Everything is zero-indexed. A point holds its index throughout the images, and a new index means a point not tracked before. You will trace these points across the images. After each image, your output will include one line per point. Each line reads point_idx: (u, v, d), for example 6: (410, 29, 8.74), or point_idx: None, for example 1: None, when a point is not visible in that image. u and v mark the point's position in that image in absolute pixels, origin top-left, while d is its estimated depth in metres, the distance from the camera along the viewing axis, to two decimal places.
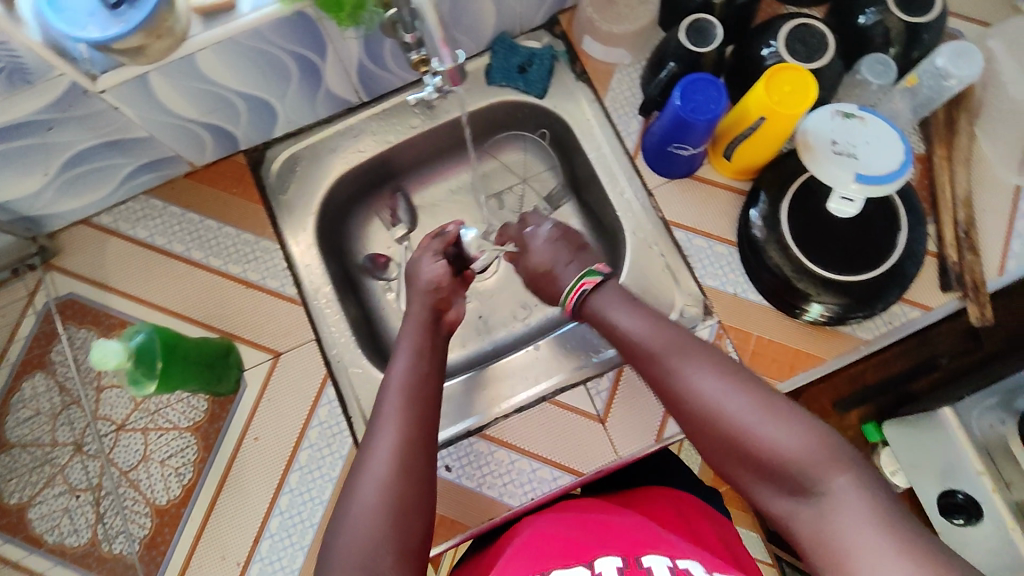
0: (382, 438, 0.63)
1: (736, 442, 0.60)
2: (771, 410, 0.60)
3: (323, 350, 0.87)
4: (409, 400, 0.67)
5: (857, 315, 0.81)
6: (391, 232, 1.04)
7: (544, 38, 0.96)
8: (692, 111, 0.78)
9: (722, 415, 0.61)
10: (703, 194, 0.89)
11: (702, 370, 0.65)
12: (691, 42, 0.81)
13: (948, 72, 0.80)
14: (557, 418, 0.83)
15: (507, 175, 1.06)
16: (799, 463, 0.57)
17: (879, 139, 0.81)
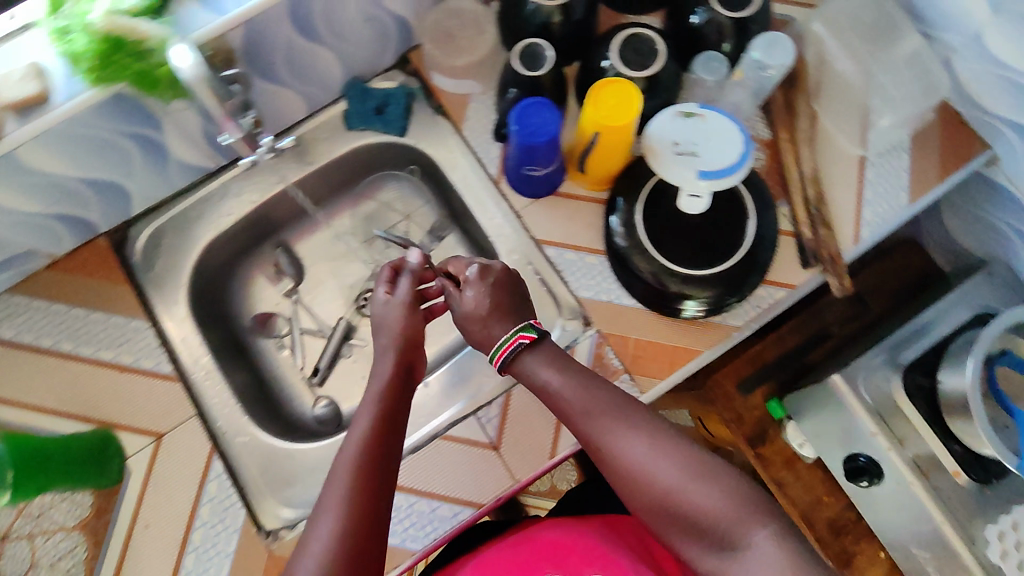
0: (323, 520, 0.56)
1: (665, 501, 0.61)
2: (700, 471, 0.61)
3: (208, 424, 0.85)
4: (360, 469, 0.60)
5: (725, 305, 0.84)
6: (278, 288, 1.02)
7: (398, 77, 0.96)
8: (529, 135, 0.78)
9: (654, 479, 0.62)
10: (569, 210, 0.90)
11: (629, 433, 0.64)
12: (523, 67, 0.82)
13: (765, 63, 0.85)
14: (451, 453, 0.83)
15: (390, 215, 1.04)
16: (722, 523, 0.59)
17: (718, 133, 0.83)
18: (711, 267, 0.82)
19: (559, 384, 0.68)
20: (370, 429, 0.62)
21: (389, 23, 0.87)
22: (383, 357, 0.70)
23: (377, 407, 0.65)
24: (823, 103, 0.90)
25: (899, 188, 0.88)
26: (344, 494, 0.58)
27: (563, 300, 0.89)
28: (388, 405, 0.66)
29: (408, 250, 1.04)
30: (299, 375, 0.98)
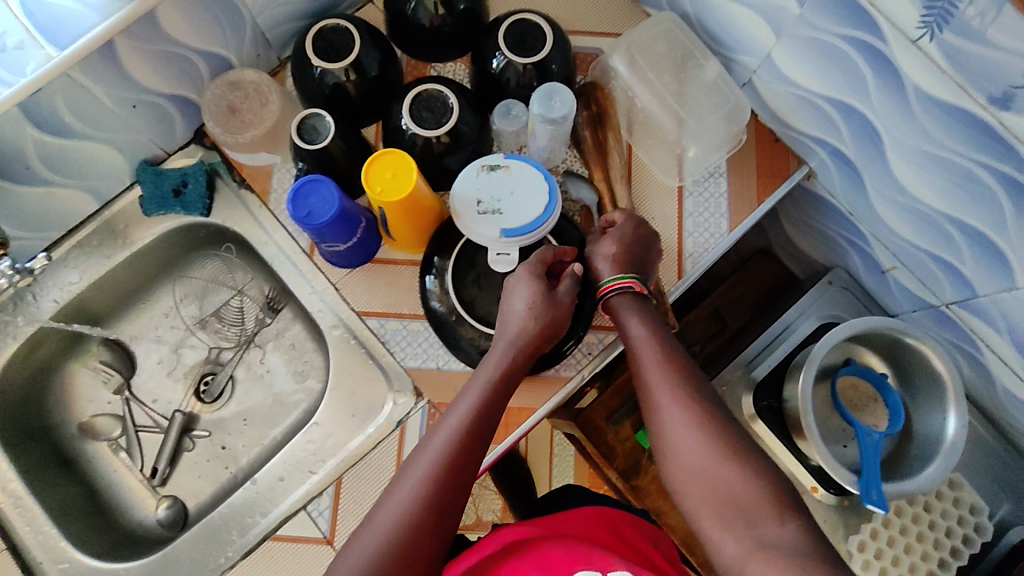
0: (406, 481, 0.67)
1: (700, 477, 0.66)
2: (741, 466, 0.65)
3: (21, 553, 0.82)
4: (443, 457, 0.68)
5: (552, 360, 0.82)
6: (107, 386, 0.95)
7: (197, 151, 0.91)
8: (307, 217, 0.74)
9: (688, 455, 0.67)
10: (388, 276, 0.86)
11: (678, 408, 0.69)
12: (301, 142, 0.78)
13: (548, 115, 0.81)
14: (283, 554, 0.78)
15: (221, 291, 0.99)
16: (746, 506, 0.63)
17: (524, 183, 0.80)
18: None
19: (650, 353, 0.73)
20: (467, 403, 0.71)
21: (162, 102, 0.83)
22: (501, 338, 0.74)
23: (490, 384, 0.72)
24: (635, 137, 0.89)
25: (719, 215, 0.86)
26: (420, 476, 0.67)
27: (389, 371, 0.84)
28: (513, 373, 0.73)
29: (244, 325, 0.98)
30: (138, 476, 0.93)
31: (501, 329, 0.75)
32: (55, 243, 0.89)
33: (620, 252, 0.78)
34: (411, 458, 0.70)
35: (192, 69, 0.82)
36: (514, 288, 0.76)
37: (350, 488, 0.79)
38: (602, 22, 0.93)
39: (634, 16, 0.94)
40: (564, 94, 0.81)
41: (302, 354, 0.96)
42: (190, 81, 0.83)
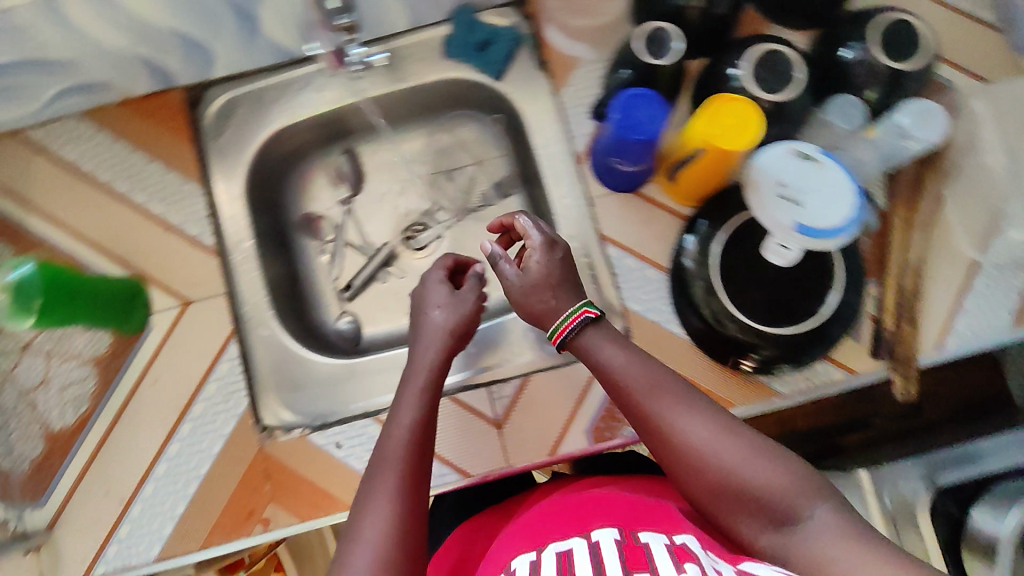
0: (374, 505, 0.49)
1: (716, 475, 0.48)
2: (758, 442, 0.49)
3: (232, 307, 0.86)
4: (406, 467, 0.52)
5: (776, 367, 0.79)
6: (334, 194, 0.98)
7: (510, 16, 0.89)
8: (627, 128, 0.74)
9: (726, 466, 0.48)
10: (646, 216, 0.84)
11: (691, 413, 0.51)
12: (643, 55, 0.77)
13: (908, 132, 0.77)
14: (451, 416, 0.83)
15: (462, 156, 1.01)
16: (800, 535, 0.45)
17: (831, 184, 0.71)
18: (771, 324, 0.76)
19: (619, 356, 0.55)
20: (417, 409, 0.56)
21: None
22: (428, 344, 0.63)
23: (433, 400, 0.59)
24: (953, 190, 0.80)
25: (1002, 309, 0.79)
26: (392, 494, 0.50)
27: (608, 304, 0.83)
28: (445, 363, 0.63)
29: (469, 197, 1.00)
30: (331, 284, 0.95)
31: (421, 335, 0.65)
32: (351, 47, 0.90)
33: (546, 279, 0.60)
34: (377, 445, 0.55)
35: None
36: (435, 288, 0.68)
37: (534, 390, 0.83)
38: (975, 57, 0.84)
39: (1010, 64, 0.83)
40: (935, 115, 0.76)
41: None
42: None
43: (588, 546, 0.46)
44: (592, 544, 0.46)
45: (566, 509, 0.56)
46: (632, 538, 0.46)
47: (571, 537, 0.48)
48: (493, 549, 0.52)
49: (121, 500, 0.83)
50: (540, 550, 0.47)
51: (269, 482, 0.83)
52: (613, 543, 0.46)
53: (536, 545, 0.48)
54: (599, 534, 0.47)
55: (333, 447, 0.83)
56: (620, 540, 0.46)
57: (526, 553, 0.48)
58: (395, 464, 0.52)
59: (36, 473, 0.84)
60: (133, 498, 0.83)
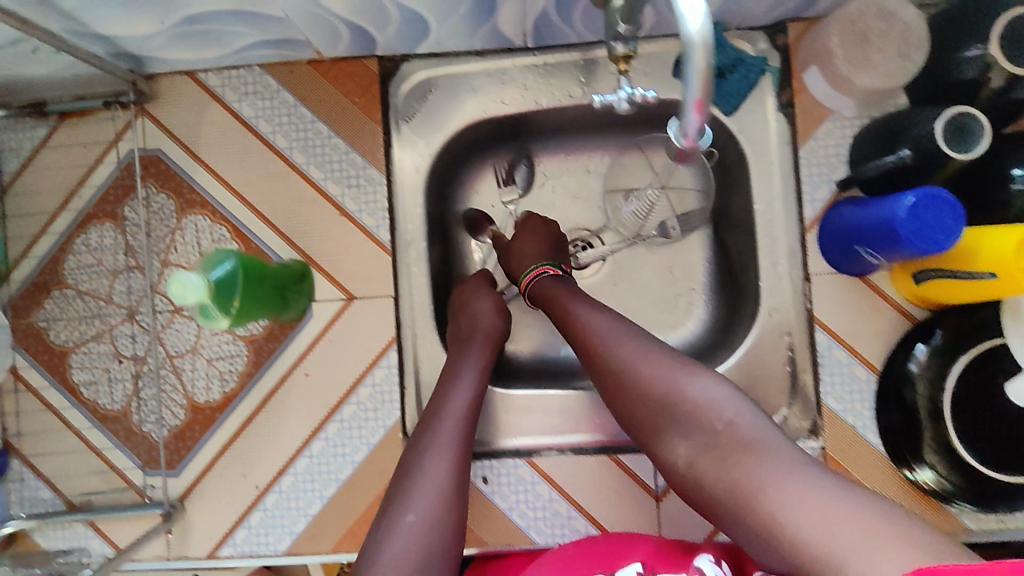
0: (431, 464, 0.61)
1: (664, 403, 0.58)
2: (686, 366, 0.60)
3: (397, 311, 0.81)
4: (459, 433, 0.64)
5: (964, 502, 0.72)
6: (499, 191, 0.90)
7: (759, 43, 0.78)
8: (912, 232, 0.61)
9: (645, 380, 0.60)
10: (867, 305, 0.76)
11: (639, 347, 0.62)
12: (949, 145, 0.62)
13: None
14: (610, 474, 0.79)
15: (643, 174, 0.88)
16: (705, 409, 0.56)
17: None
18: (988, 467, 0.70)
19: (575, 304, 0.69)
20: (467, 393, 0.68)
21: None
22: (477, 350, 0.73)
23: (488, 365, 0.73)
24: None
25: None
26: (450, 443, 0.63)
27: (799, 391, 0.77)
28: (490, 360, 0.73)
29: (642, 222, 0.89)
30: None
31: (474, 336, 0.75)
32: (570, 46, 0.80)
33: None
34: (433, 407, 0.67)
35: None
36: (474, 293, 0.80)
37: None
38: None
39: None
40: None
41: (677, 289, 0.89)
42: None
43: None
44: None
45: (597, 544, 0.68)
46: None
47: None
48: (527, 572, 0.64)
49: (256, 486, 0.81)
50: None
51: None
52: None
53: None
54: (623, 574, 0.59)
55: (479, 481, 0.80)
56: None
57: None
58: (456, 429, 0.64)
59: (175, 441, 0.81)
60: (269, 488, 0.81)
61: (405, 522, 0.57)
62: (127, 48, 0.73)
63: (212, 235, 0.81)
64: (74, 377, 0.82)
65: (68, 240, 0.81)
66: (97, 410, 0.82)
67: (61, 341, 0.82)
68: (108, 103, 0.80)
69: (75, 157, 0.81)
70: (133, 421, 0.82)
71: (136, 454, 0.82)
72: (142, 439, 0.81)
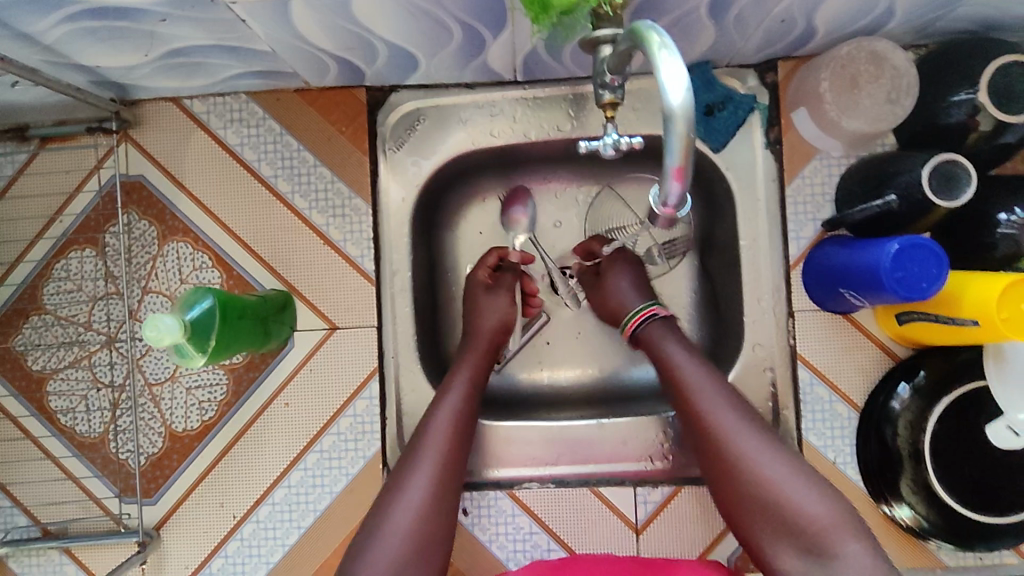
0: (419, 474, 0.65)
1: (765, 500, 0.58)
2: (801, 472, 0.59)
3: (380, 340, 0.81)
4: (447, 442, 0.68)
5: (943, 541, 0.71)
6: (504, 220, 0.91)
7: (748, 81, 0.78)
8: (896, 280, 0.62)
9: (755, 475, 0.59)
10: (851, 341, 0.76)
11: (763, 449, 0.61)
12: (936, 195, 0.63)
13: None
14: (590, 505, 0.79)
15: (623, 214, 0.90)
16: (810, 524, 0.56)
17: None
18: (969, 510, 0.69)
19: (685, 366, 0.68)
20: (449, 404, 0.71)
21: (795, 30, 0.69)
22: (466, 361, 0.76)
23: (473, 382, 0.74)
24: None
25: None
26: (440, 456, 0.67)
27: (784, 429, 0.77)
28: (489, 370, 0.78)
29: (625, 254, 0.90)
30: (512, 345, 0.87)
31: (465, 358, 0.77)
32: (560, 81, 0.80)
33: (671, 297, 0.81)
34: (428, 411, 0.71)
35: (857, 22, 0.67)
36: (487, 305, 0.81)
37: (683, 501, 0.78)
38: None
39: None
40: None
41: None
42: (836, 27, 0.68)
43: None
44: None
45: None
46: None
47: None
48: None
49: (232, 516, 0.80)
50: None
51: None
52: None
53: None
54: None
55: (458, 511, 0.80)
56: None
57: None
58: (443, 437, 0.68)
59: (152, 470, 0.81)
60: (246, 518, 0.80)
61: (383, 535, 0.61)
62: (111, 77, 0.72)
63: (195, 262, 0.80)
64: (52, 403, 0.81)
65: (48, 266, 0.81)
66: (73, 438, 0.81)
67: (39, 366, 0.81)
68: (90, 128, 0.80)
69: (57, 181, 0.81)
70: (110, 449, 0.81)
71: (111, 481, 0.81)
72: (118, 467, 0.81)
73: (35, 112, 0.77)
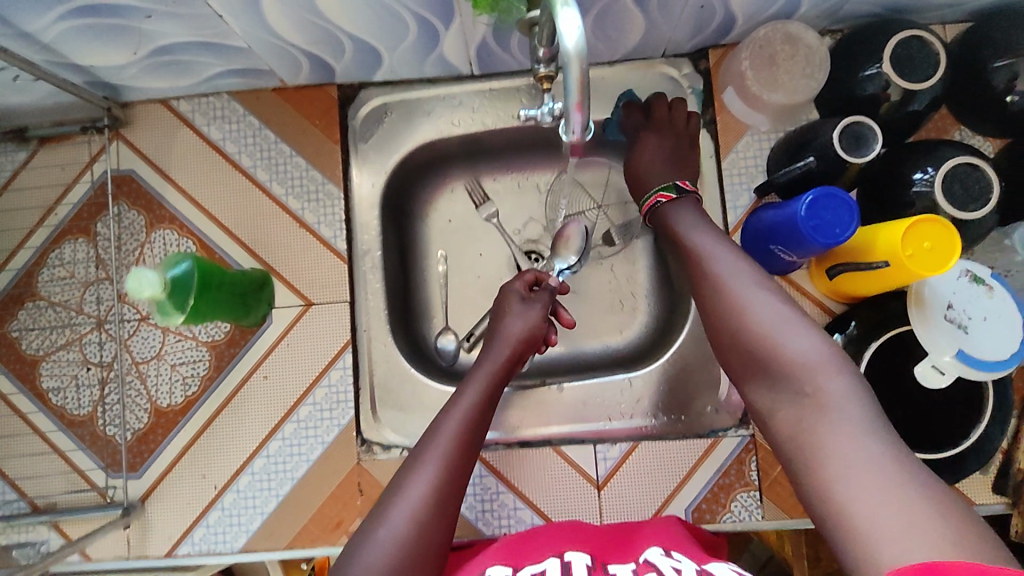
0: (421, 471, 0.63)
1: (754, 347, 0.59)
2: (793, 318, 0.59)
3: (353, 315, 0.87)
4: (454, 445, 0.66)
5: None
6: (475, 208, 0.99)
7: (684, 68, 0.86)
8: (813, 228, 0.68)
9: (744, 326, 0.60)
10: (789, 300, 0.82)
11: (748, 276, 0.63)
12: (846, 152, 0.71)
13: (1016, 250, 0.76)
14: (553, 463, 0.83)
15: (583, 199, 0.98)
16: (800, 364, 0.56)
17: (998, 317, 0.73)
18: (909, 449, 0.74)
19: (693, 238, 0.71)
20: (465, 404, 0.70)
21: (716, 17, 0.77)
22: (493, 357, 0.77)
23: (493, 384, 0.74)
24: None
25: None
26: (446, 450, 0.65)
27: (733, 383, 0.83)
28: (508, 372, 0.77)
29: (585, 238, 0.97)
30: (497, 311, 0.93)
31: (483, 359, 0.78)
32: (514, 74, 0.88)
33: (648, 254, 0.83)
34: (446, 407, 0.71)
35: (770, 6, 0.75)
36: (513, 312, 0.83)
37: (641, 456, 0.82)
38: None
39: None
40: None
41: (622, 294, 0.96)
42: (752, 12, 0.77)
43: (560, 568, 0.60)
44: (564, 566, 0.61)
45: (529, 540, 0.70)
46: (601, 567, 0.61)
47: (547, 560, 0.63)
48: (477, 558, 0.68)
49: (214, 487, 0.84)
50: (516, 567, 0.62)
51: (361, 497, 0.83)
52: (583, 568, 0.60)
53: (514, 564, 0.64)
54: (572, 558, 0.63)
55: None
56: (592, 568, 0.61)
57: (503, 566, 0.63)
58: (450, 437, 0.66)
59: (137, 445, 0.85)
60: (226, 488, 0.84)
61: (380, 536, 0.59)
62: (103, 77, 0.80)
63: (179, 247, 0.86)
64: (43, 384, 0.86)
65: (42, 255, 0.87)
66: (63, 416, 0.85)
67: (32, 349, 0.86)
68: (85, 128, 0.87)
69: (52, 177, 0.87)
70: (98, 426, 0.85)
71: (99, 457, 0.85)
72: (105, 443, 0.85)
73: (35, 114, 0.85)
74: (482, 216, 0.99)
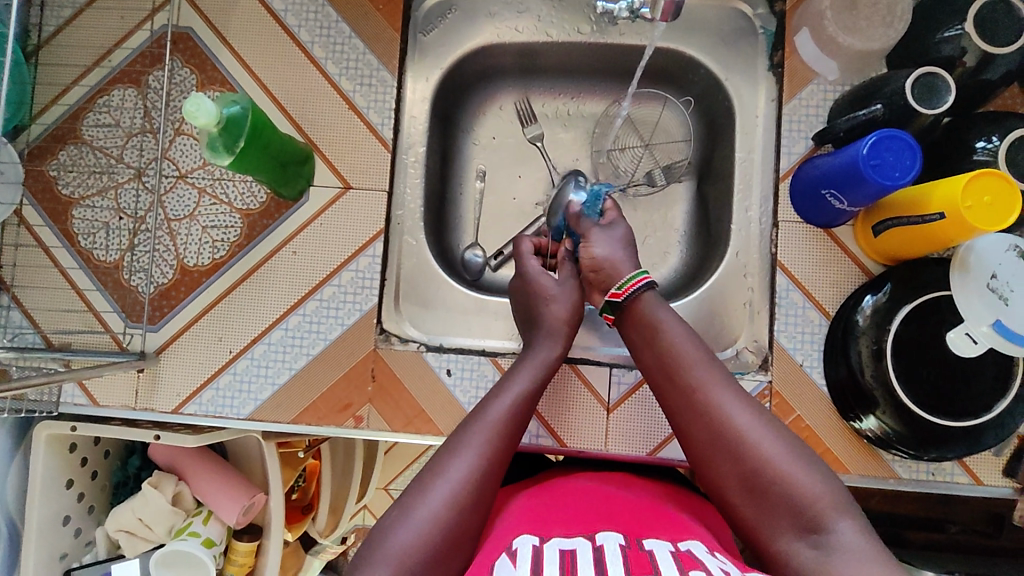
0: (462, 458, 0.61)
1: (759, 481, 0.59)
2: (798, 452, 0.60)
3: (390, 206, 0.87)
4: (496, 435, 0.64)
5: (901, 449, 0.76)
6: (523, 130, 0.97)
7: (759, 8, 0.85)
8: (873, 167, 0.67)
9: (753, 463, 0.59)
10: (830, 255, 0.81)
11: (735, 402, 0.63)
12: (919, 101, 0.70)
13: None
14: (566, 379, 0.82)
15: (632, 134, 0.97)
16: (815, 504, 0.57)
17: None
18: (927, 414, 0.72)
19: (673, 336, 0.68)
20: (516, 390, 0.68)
21: None
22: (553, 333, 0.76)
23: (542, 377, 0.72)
24: None
25: None
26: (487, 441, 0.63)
27: (757, 329, 0.83)
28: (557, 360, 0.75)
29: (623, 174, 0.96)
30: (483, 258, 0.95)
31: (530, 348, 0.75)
32: None
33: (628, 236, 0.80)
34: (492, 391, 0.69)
35: None
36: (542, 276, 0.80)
37: None
38: None
39: None
40: None
41: (652, 232, 0.95)
42: None
43: (592, 551, 0.55)
44: (597, 549, 0.56)
45: (549, 504, 0.66)
46: (637, 547, 0.56)
47: (576, 538, 0.58)
48: (499, 524, 0.63)
49: (229, 351, 0.84)
50: (544, 541, 0.57)
51: (373, 383, 0.83)
52: (619, 548, 0.55)
53: (540, 535, 0.59)
54: (605, 539, 0.57)
55: (442, 372, 0.83)
56: (627, 548, 0.56)
57: (530, 537, 0.58)
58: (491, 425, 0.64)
59: (159, 299, 0.85)
60: (241, 354, 0.84)
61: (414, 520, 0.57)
62: None
63: None
64: (73, 226, 0.86)
65: (92, 97, 0.86)
66: (88, 259, 0.85)
67: (68, 191, 0.86)
68: None
69: (111, 23, 0.87)
70: (123, 275, 0.85)
71: (120, 305, 0.85)
72: (128, 292, 0.85)
73: None
74: (527, 138, 0.97)
